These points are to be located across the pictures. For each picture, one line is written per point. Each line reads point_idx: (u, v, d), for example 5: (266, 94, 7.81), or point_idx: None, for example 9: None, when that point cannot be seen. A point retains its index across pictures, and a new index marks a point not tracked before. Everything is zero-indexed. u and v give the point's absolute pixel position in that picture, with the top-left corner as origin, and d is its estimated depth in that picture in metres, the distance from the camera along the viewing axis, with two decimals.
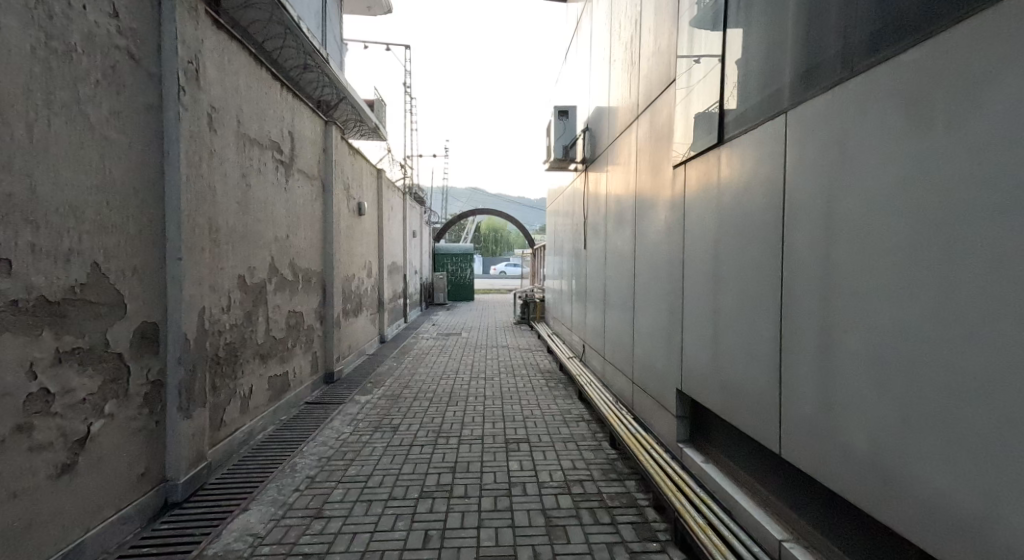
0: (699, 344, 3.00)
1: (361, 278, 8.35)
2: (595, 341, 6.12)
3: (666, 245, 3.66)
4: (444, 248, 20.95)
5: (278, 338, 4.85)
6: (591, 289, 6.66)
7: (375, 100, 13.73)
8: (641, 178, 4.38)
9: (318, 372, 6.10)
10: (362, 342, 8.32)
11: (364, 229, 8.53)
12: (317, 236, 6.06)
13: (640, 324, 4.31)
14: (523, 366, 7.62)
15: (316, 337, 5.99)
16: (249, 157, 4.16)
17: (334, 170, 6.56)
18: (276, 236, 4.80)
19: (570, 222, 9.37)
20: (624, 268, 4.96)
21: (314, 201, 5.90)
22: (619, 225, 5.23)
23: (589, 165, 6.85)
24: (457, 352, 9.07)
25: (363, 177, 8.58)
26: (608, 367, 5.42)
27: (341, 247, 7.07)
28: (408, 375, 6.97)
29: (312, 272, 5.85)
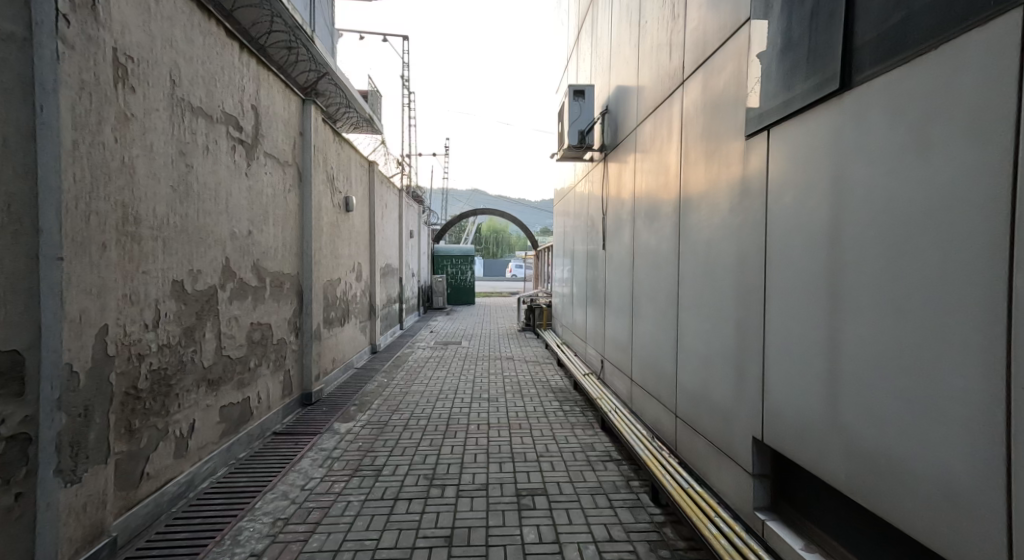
0: (800, 383, 2.10)
1: (347, 282, 7.45)
2: (619, 360, 5.20)
3: (732, 245, 2.76)
4: (444, 249, 20.06)
5: (235, 359, 3.95)
6: (611, 298, 5.74)
7: (369, 90, 12.81)
8: (687, 161, 3.49)
9: (292, 394, 5.19)
10: (348, 354, 7.41)
11: (352, 227, 7.63)
12: (291, 235, 5.16)
13: (686, 345, 3.40)
14: (531, 383, 6.73)
15: (289, 353, 5.09)
16: (191, 130, 3.28)
17: (314, 157, 5.66)
18: (233, 232, 3.90)
19: (582, 220, 8.45)
20: (659, 273, 4.06)
21: (287, 193, 5.00)
22: (651, 222, 4.32)
23: (608, 152, 5.94)
24: (456, 364, 8.14)
25: (352, 169, 7.68)
26: (637, 393, 4.51)
27: (324, 246, 6.17)
28: (400, 395, 6.05)
29: (284, 276, 4.96)
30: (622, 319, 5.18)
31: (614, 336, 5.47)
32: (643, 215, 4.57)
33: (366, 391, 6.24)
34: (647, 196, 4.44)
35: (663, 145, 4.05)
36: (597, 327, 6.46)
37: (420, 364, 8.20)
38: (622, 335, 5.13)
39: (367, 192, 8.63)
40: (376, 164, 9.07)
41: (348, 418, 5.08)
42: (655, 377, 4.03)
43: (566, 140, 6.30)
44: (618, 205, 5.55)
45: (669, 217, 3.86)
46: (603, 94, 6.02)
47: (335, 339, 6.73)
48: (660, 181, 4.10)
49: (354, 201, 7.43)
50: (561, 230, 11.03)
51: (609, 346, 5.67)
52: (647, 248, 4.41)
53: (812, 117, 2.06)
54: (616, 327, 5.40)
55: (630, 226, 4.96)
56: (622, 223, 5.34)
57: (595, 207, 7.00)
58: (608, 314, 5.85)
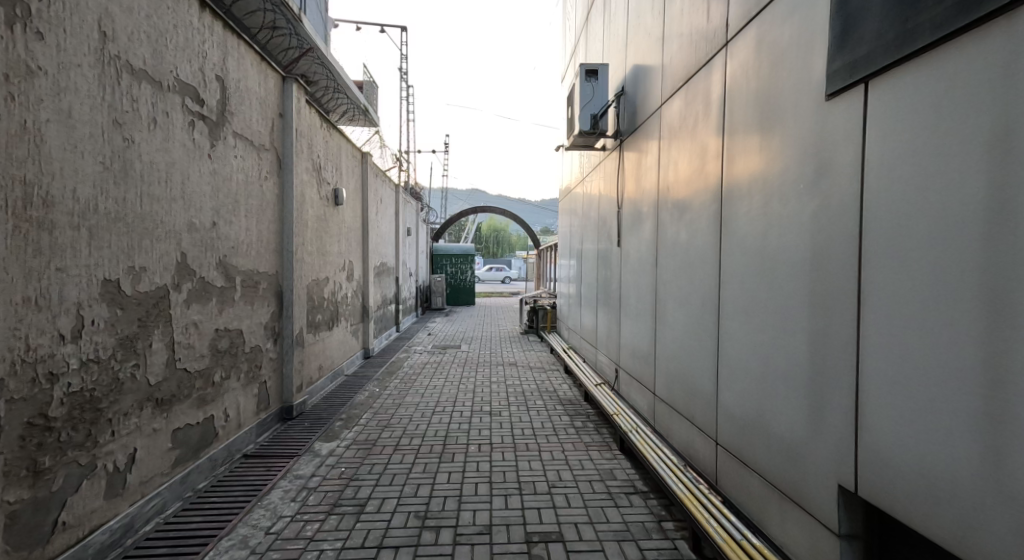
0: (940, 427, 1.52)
1: (336, 282, 6.86)
2: (639, 372, 4.60)
3: (804, 240, 2.18)
4: (443, 248, 19.48)
5: (194, 372, 3.35)
6: (627, 301, 5.15)
7: (364, 81, 12.21)
8: (733, 141, 2.90)
9: (269, 409, 4.60)
10: (337, 360, 6.83)
11: (342, 222, 7.04)
12: (268, 229, 4.57)
13: (733, 361, 2.81)
14: (537, 393, 6.16)
15: (264, 362, 4.51)
16: (131, 96, 2.69)
17: (296, 143, 5.08)
18: (192, 223, 3.31)
19: (590, 215, 7.88)
20: (691, 274, 3.48)
21: (262, 181, 4.41)
22: (680, 215, 3.73)
23: (625, 139, 5.37)
24: (455, 371, 7.56)
25: (342, 159, 7.10)
26: (663, 413, 3.92)
27: (308, 242, 5.59)
28: (393, 407, 5.47)
29: (258, 275, 4.38)
30: (642, 327, 4.58)
31: (633, 344, 4.87)
32: (669, 207, 3.98)
33: (355, 403, 5.66)
34: (675, 185, 3.85)
35: (696, 123, 3.46)
36: (610, 333, 5.87)
37: (416, 370, 7.61)
38: (642, 344, 4.53)
39: (359, 186, 8.04)
40: (370, 156, 8.48)
41: (332, 436, 4.49)
42: (688, 396, 3.42)
43: (576, 126, 5.68)
44: (636, 197, 4.96)
45: (706, 209, 3.27)
46: (620, 75, 5.42)
47: (321, 344, 6.14)
48: (692, 166, 3.51)
49: (344, 194, 6.84)
50: (566, 227, 10.42)
51: (627, 355, 5.07)
52: (675, 243, 3.82)
53: (961, 55, 1.48)
54: (635, 334, 4.80)
55: (653, 219, 4.36)
56: (642, 217, 4.75)
57: (607, 200, 6.39)
58: (624, 320, 5.26)
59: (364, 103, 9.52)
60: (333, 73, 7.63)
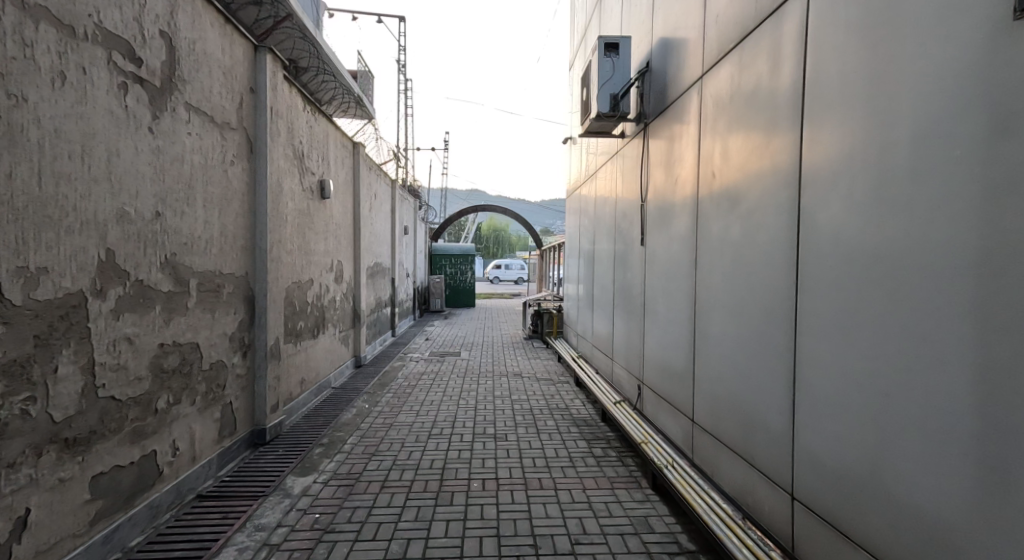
0: None
1: (321, 284, 6.17)
2: (671, 393, 3.93)
3: (963, 237, 1.51)
4: (443, 247, 18.81)
5: (127, 400, 2.68)
6: (653, 310, 4.48)
7: (359, 70, 11.49)
8: (818, 110, 2.23)
9: (235, 435, 3.92)
10: (323, 371, 6.16)
11: (329, 219, 6.35)
12: (235, 222, 3.89)
13: (823, 397, 2.13)
14: (547, 411, 5.50)
15: (229, 380, 3.83)
16: (21, 39, 2.01)
17: (271, 124, 4.39)
18: (124, 212, 2.64)
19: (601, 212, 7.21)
20: (745, 281, 2.83)
21: (226, 166, 3.73)
22: (729, 208, 3.06)
23: (651, 123, 4.70)
24: (454, 381, 6.88)
25: (330, 148, 6.42)
26: (707, 447, 3.24)
27: (288, 239, 4.91)
28: (383, 429, 4.79)
29: (222, 278, 3.70)
30: (674, 341, 3.90)
31: (662, 360, 4.19)
32: (712, 199, 3.30)
33: (339, 423, 4.97)
34: (722, 171, 3.17)
35: (756, 94, 2.78)
36: (630, 344, 5.20)
37: (411, 381, 6.92)
38: (676, 361, 3.85)
39: (349, 178, 7.34)
40: (362, 147, 7.79)
41: (308, 469, 3.81)
42: (746, 432, 2.75)
43: (593, 108, 4.98)
44: (665, 190, 4.27)
45: (769, 200, 2.62)
46: (645, 50, 4.75)
47: (303, 355, 5.46)
48: (749, 147, 2.84)
49: (331, 186, 6.15)
50: (573, 226, 9.73)
51: (653, 372, 4.39)
52: (722, 243, 3.15)
53: None
54: (664, 348, 4.13)
55: (689, 214, 3.69)
56: (673, 212, 4.07)
57: (624, 194, 5.71)
58: (649, 331, 4.58)
59: (357, 91, 8.82)
60: (321, 54, 6.93)
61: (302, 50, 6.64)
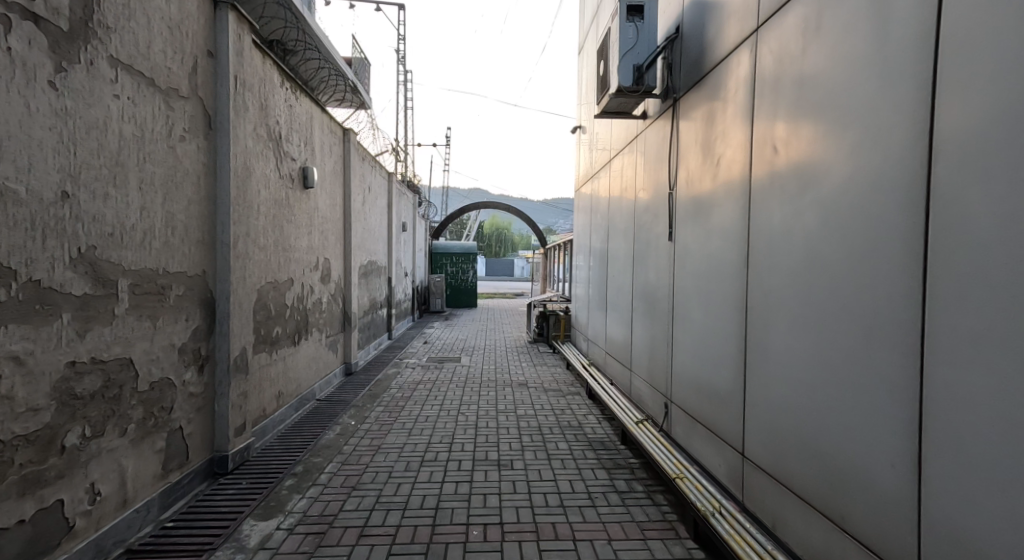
0: None
1: (303, 285, 5.52)
2: (712, 418, 3.27)
3: None
4: (444, 246, 18.16)
5: (13, 440, 2.03)
6: (685, 317, 3.81)
7: (353, 57, 10.83)
8: (963, 47, 1.57)
9: (187, 466, 3.26)
10: (305, 381, 5.51)
11: (311, 211, 5.69)
12: (187, 211, 3.23)
13: (979, 457, 1.48)
14: (558, 429, 4.84)
15: (180, 401, 3.18)
16: None
17: (237, 95, 3.74)
18: (7, 192, 1.99)
19: (614, 206, 6.53)
20: (827, 286, 2.17)
21: (173, 142, 3.07)
22: (800, 194, 2.40)
23: (682, 97, 4.02)
24: (454, 392, 6.22)
25: (314, 133, 5.77)
26: (768, 494, 2.59)
27: (259, 233, 4.25)
28: (370, 453, 4.15)
29: (168, 277, 3.05)
30: (716, 356, 3.25)
31: (697, 377, 3.53)
32: (772, 182, 2.64)
33: (319, 445, 4.32)
34: (788, 147, 2.51)
35: (845, 41, 2.12)
36: (654, 354, 4.54)
37: (405, 391, 6.27)
38: (718, 381, 3.19)
39: (337, 167, 6.68)
40: (353, 134, 7.13)
41: (273, 510, 3.16)
42: (835, 485, 2.09)
43: (613, 82, 4.32)
44: (701, 174, 3.61)
45: (868, 181, 1.96)
46: (676, 12, 4.07)
47: (280, 365, 4.81)
48: (832, 113, 2.18)
49: (314, 174, 5.48)
50: (582, 221, 9.04)
51: (686, 391, 3.74)
52: (787, 237, 2.49)
53: None
54: (700, 364, 3.48)
55: (736, 203, 3.04)
56: (713, 200, 3.40)
57: (644, 183, 5.03)
58: (679, 341, 3.93)
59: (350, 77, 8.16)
60: (308, 31, 6.30)
61: (287, 24, 6.00)
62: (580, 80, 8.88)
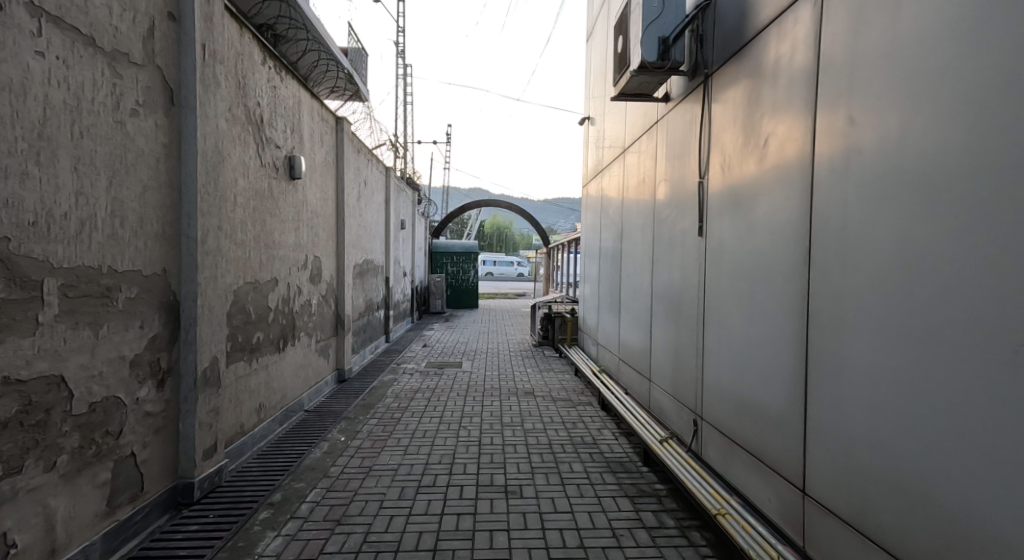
0: None
1: (290, 285, 5.03)
2: (759, 444, 2.79)
3: None
4: (444, 245, 17.68)
5: None
6: (720, 324, 3.33)
7: (349, 47, 10.34)
8: None
9: (142, 499, 2.78)
10: (291, 391, 5.03)
11: (299, 205, 5.21)
12: (142, 198, 2.75)
13: None
14: (571, 446, 4.37)
15: (132, 423, 2.70)
16: None
17: (208, 67, 3.25)
18: None
19: (627, 200, 6.03)
20: (942, 294, 1.70)
21: (122, 116, 2.58)
22: (890, 176, 1.92)
23: (716, 72, 3.52)
24: (455, 401, 5.74)
25: (302, 119, 5.28)
26: (846, 546, 2.11)
27: (235, 226, 3.77)
28: (360, 477, 3.67)
29: (116, 276, 2.57)
30: (763, 370, 2.77)
31: (738, 393, 3.05)
32: (844, 164, 2.16)
33: (303, 467, 3.84)
34: (868, 118, 2.03)
35: None
36: (679, 363, 4.06)
37: (402, 401, 5.78)
38: (767, 400, 2.71)
39: (329, 158, 6.19)
40: (346, 123, 6.65)
41: (241, 554, 2.69)
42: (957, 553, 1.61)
43: (634, 58, 3.84)
44: (740, 160, 3.13)
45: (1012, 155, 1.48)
46: None
47: (262, 375, 4.32)
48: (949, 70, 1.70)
49: (302, 163, 5.00)
50: (589, 218, 8.55)
51: (722, 409, 3.26)
52: (870, 230, 2.02)
53: None
54: (742, 379, 3.00)
55: (792, 190, 2.55)
56: (757, 189, 2.92)
57: (665, 174, 4.55)
58: (712, 351, 3.45)
59: (345, 66, 7.67)
60: (308, 24, 5.88)
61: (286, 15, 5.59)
62: (588, 68, 8.39)
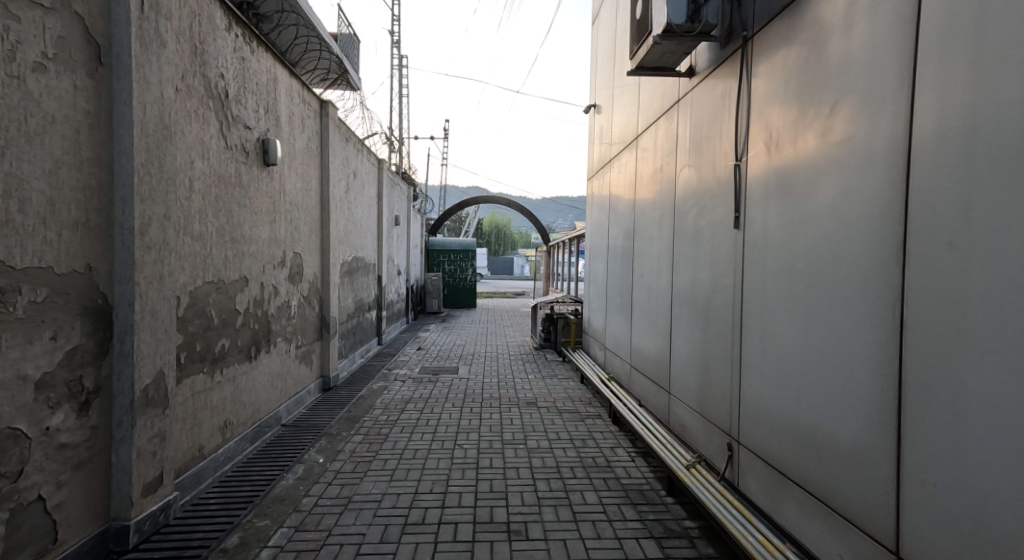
0: None
1: (264, 285, 4.47)
2: (823, 484, 2.25)
3: None
4: (441, 243, 17.11)
5: None
6: (765, 334, 2.78)
7: (341, 33, 9.75)
8: None
9: (55, 553, 2.24)
10: (265, 404, 4.48)
11: (275, 195, 4.66)
12: (52, 177, 2.19)
13: None
14: (581, 469, 3.83)
15: (38, 459, 2.15)
16: None
17: (149, 23, 2.69)
18: None
19: (639, 192, 5.48)
20: None
21: (20, 70, 2.03)
22: None
23: (759, 33, 2.97)
24: (449, 414, 5.19)
25: (279, 99, 4.71)
26: None
27: (190, 217, 3.21)
28: (336, 511, 3.13)
29: (11, 274, 2.01)
30: (830, 394, 2.22)
31: (792, 418, 2.51)
32: (964, 125, 1.61)
33: (270, 498, 3.29)
34: (1004, 64, 1.49)
35: None
36: (708, 377, 3.51)
37: (391, 413, 5.23)
38: (835, 430, 2.18)
39: (311, 145, 5.64)
40: (332, 108, 6.10)
41: None
42: None
43: (659, 21, 3.30)
44: (793, 134, 2.58)
45: None
46: None
47: (227, 388, 3.78)
48: None
49: (277, 148, 4.45)
50: (594, 214, 8.00)
51: (769, 435, 2.71)
52: (1006, 215, 1.48)
53: None
54: (798, 401, 2.45)
55: (871, 168, 2.02)
56: (819, 170, 2.38)
57: (687, 160, 3.99)
58: (752, 364, 2.91)
59: (337, 53, 7.11)
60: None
61: None
62: (593, 53, 7.84)
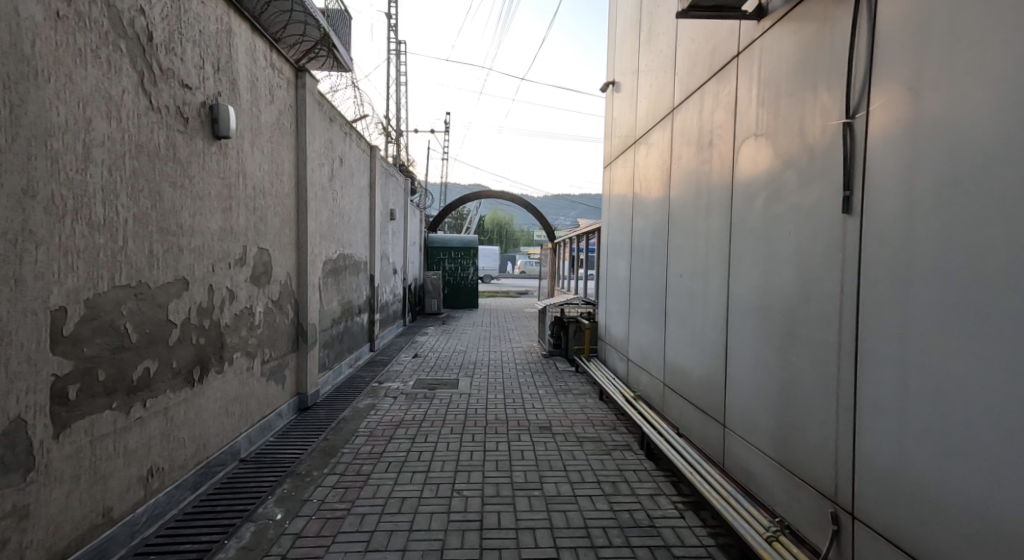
0: None
1: (214, 290, 3.57)
2: None
3: None
4: (441, 239, 16.20)
5: None
6: (916, 369, 1.86)
7: (330, 7, 8.82)
8: None
9: None
10: (216, 438, 3.59)
11: (230, 176, 3.77)
12: None
13: None
14: (616, 531, 2.96)
15: None
16: None
17: None
18: None
19: (675, 177, 4.58)
20: None
21: None
22: None
23: None
24: (447, 444, 4.31)
25: (235, 57, 3.79)
26: None
27: (80, 195, 2.31)
28: None
29: None
30: None
31: (984, 508, 1.59)
32: None
33: None
34: None
35: None
36: (790, 417, 2.61)
37: (376, 442, 4.34)
38: None
39: (284, 120, 4.76)
40: (310, 79, 5.21)
41: None
42: None
43: None
44: (976, 64, 1.67)
45: None
46: None
47: (155, 426, 2.89)
48: None
49: (231, 117, 3.54)
50: (612, 207, 7.09)
51: (928, 525, 1.80)
52: None
53: None
54: (1001, 486, 1.53)
55: None
56: None
57: (754, 129, 3.08)
58: (883, 412, 2.00)
59: (323, 32, 6.30)
60: None
61: None
62: (612, 24, 6.92)
